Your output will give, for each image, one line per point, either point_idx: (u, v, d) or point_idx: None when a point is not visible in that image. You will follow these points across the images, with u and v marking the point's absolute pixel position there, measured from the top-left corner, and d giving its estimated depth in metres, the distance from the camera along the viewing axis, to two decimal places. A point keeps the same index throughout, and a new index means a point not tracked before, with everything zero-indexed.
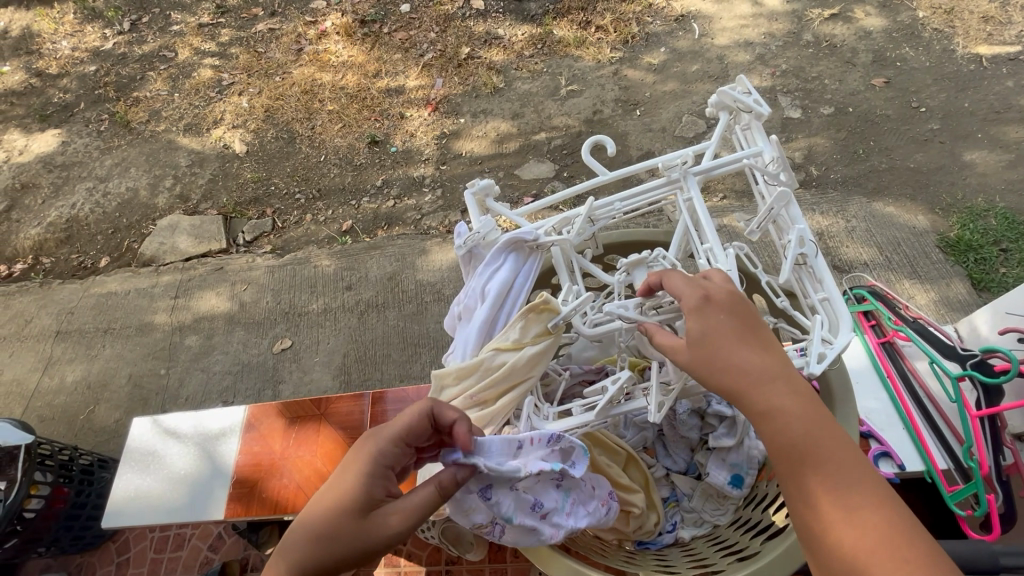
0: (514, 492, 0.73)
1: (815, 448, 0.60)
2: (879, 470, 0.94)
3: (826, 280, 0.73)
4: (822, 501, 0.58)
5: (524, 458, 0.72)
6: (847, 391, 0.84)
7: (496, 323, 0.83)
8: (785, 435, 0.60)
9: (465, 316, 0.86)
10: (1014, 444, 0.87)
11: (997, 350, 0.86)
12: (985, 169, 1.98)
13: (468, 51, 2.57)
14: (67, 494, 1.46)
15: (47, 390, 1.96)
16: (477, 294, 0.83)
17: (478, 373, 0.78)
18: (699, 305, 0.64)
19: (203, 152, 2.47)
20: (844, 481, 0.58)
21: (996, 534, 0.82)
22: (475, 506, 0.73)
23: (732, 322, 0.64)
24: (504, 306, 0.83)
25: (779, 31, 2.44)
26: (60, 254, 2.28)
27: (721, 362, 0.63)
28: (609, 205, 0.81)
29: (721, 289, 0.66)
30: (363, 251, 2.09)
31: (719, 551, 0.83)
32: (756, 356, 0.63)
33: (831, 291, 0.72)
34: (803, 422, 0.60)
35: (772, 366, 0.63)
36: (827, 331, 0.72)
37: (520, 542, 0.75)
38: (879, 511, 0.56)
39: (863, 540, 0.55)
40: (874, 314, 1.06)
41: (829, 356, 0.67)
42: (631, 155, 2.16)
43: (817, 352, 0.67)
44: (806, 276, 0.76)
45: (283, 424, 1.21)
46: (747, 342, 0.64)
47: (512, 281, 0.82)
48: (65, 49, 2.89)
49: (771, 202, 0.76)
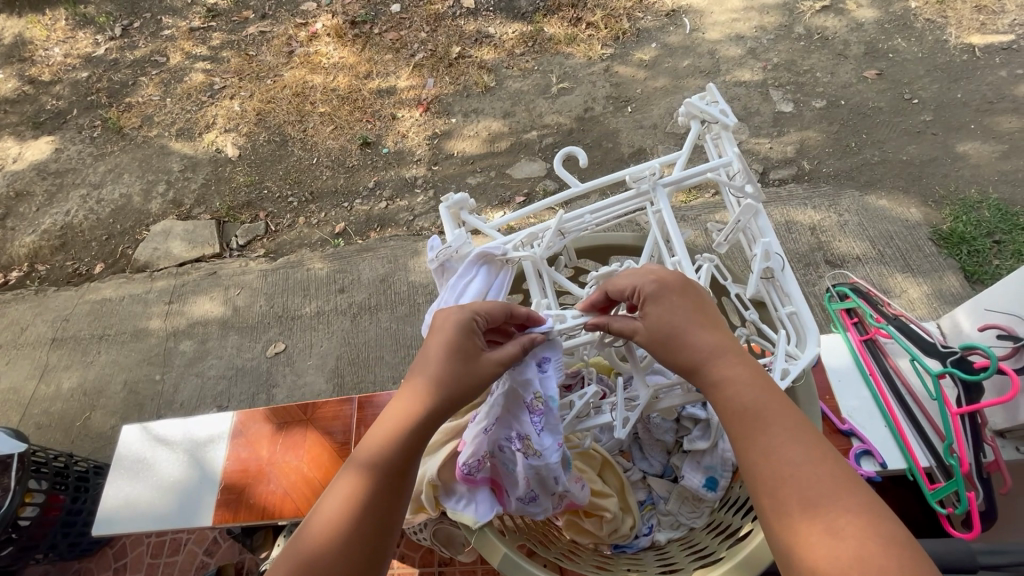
0: None
1: (765, 414, 0.61)
2: (860, 468, 0.95)
3: (794, 295, 0.73)
4: (770, 467, 0.58)
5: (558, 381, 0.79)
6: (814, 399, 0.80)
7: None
8: (734, 402, 0.62)
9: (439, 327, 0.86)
10: (995, 441, 0.88)
11: (976, 347, 0.86)
12: (979, 160, 1.97)
13: (459, 51, 2.56)
14: (63, 501, 1.46)
15: (43, 397, 1.97)
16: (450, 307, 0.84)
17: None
18: (654, 289, 0.67)
19: (196, 157, 2.47)
20: (792, 443, 0.59)
21: (977, 531, 0.82)
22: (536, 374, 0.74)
23: (684, 302, 0.67)
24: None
25: (771, 24, 2.42)
26: (55, 261, 2.29)
27: (675, 340, 0.65)
28: (578, 218, 0.81)
29: (672, 273, 0.69)
30: (355, 253, 2.09)
31: (690, 555, 0.83)
32: (709, 336, 0.65)
33: (800, 305, 0.72)
34: (752, 390, 0.62)
35: (725, 344, 0.65)
36: (794, 345, 0.73)
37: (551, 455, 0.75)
38: (823, 471, 0.57)
39: (807, 501, 0.56)
40: (856, 312, 1.06)
41: (793, 374, 0.69)
42: (622, 153, 2.16)
43: (780, 369, 0.69)
44: (773, 289, 0.76)
45: (271, 430, 1.22)
46: (699, 319, 0.66)
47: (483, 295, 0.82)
48: (57, 56, 2.89)
49: (739, 216, 0.76)
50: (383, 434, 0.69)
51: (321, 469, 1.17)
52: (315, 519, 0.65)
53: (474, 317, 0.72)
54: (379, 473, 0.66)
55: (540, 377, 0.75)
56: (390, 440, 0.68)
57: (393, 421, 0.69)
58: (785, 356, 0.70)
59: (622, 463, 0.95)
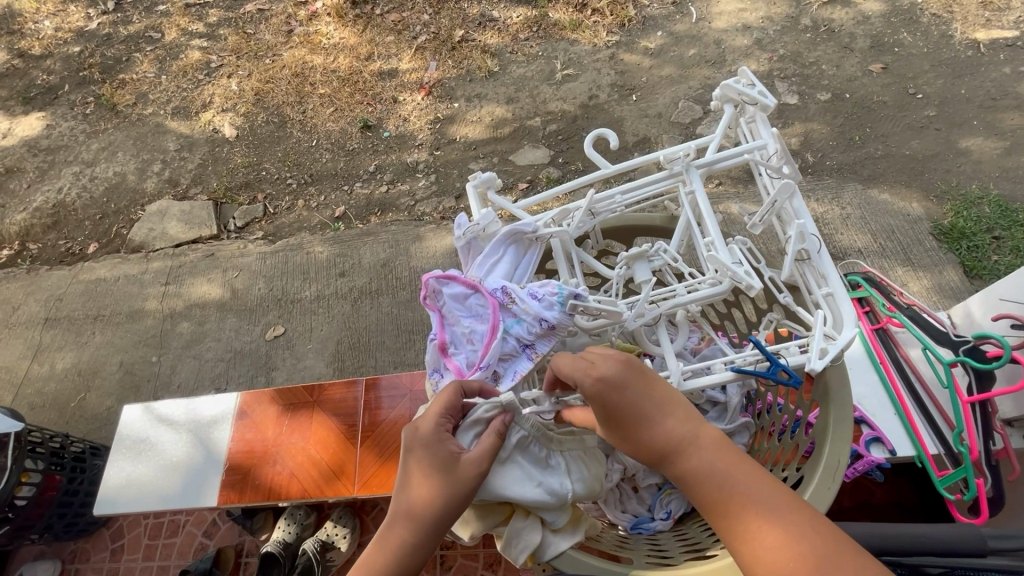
0: (528, 333, 0.77)
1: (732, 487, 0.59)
2: (870, 454, 0.98)
3: (829, 275, 0.74)
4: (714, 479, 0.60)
5: (540, 322, 0.76)
6: (845, 379, 0.76)
7: (448, 350, 0.82)
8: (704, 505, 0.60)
9: (468, 254, 0.87)
10: (1005, 429, 0.91)
11: (989, 336, 0.90)
12: (981, 156, 1.98)
13: (462, 34, 2.52)
14: (59, 482, 1.43)
15: (37, 377, 1.94)
16: (455, 289, 0.81)
17: (451, 283, 0.82)
18: (597, 388, 0.64)
19: (192, 137, 2.42)
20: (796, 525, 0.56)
21: (984, 516, 0.86)
22: (533, 305, 0.76)
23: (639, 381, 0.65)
24: (463, 318, 0.81)
25: (778, 15, 2.40)
26: (47, 240, 2.24)
27: (630, 432, 0.64)
28: (609, 198, 0.81)
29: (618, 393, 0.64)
30: (356, 238, 2.07)
31: (711, 534, 0.82)
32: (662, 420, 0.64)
33: (836, 287, 0.73)
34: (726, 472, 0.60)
35: (680, 427, 0.63)
36: (830, 326, 0.72)
37: (470, 356, 0.80)
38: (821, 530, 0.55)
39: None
40: (868, 301, 1.10)
41: (831, 352, 0.68)
42: (627, 142, 2.14)
43: (818, 348, 0.68)
44: (808, 271, 0.77)
45: (276, 412, 1.21)
46: (656, 406, 0.64)
47: (493, 300, 0.78)
48: (48, 30, 2.81)
49: (775, 195, 0.76)
50: (407, 537, 0.67)
51: (327, 451, 1.17)
52: (402, 550, 0.67)
53: (467, 297, 0.81)
54: (428, 524, 0.67)
55: (538, 317, 0.76)
56: (426, 511, 0.67)
57: (422, 496, 0.68)
58: (821, 335, 0.70)
59: None
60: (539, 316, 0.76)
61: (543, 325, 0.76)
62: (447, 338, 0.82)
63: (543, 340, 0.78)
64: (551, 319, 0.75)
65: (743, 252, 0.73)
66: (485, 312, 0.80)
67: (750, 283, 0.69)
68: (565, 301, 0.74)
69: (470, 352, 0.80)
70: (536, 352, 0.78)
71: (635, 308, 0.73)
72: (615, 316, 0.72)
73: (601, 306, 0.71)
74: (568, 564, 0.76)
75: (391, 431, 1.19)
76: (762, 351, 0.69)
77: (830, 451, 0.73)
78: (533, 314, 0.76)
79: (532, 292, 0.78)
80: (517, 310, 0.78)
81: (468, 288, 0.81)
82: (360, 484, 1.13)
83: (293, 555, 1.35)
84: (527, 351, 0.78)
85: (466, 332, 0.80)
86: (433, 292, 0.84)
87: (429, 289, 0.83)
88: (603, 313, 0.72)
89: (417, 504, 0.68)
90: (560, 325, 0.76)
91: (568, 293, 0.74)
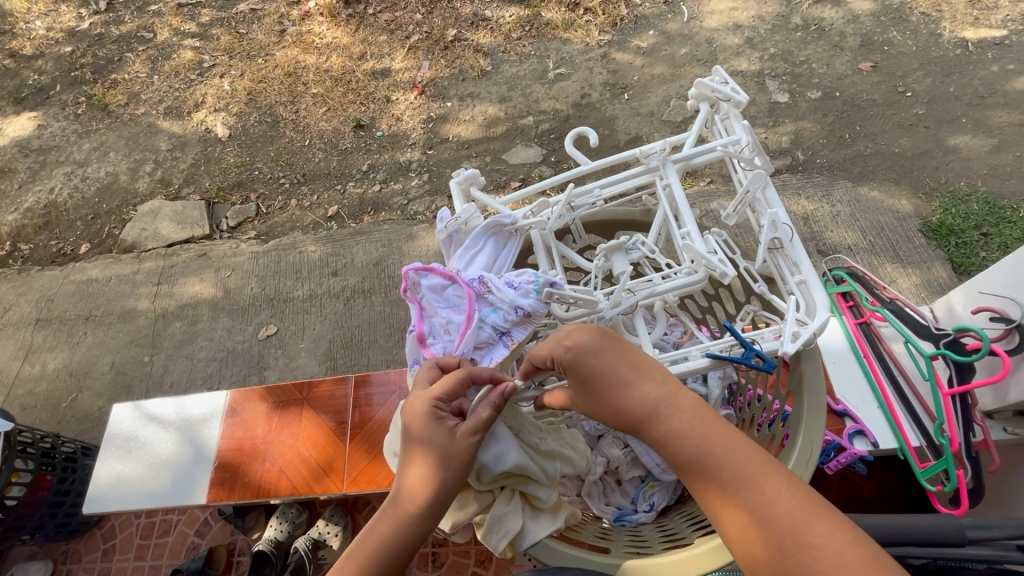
0: (504, 320, 0.78)
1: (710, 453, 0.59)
2: (853, 447, 1.00)
3: (802, 264, 0.74)
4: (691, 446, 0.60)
5: (516, 309, 0.77)
6: (819, 370, 0.77)
7: (426, 341, 0.83)
8: (677, 472, 0.61)
9: (447, 245, 0.87)
10: (985, 421, 0.92)
11: (968, 329, 0.91)
12: (970, 154, 1.99)
13: (455, 33, 2.53)
14: (49, 481, 1.43)
15: (28, 378, 1.93)
16: (433, 280, 0.81)
17: (429, 273, 0.82)
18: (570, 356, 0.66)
19: (185, 136, 2.42)
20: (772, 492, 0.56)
21: (964, 507, 0.87)
22: (509, 294, 0.76)
23: (613, 349, 0.67)
24: (440, 309, 0.81)
25: (769, 14, 2.42)
26: (38, 240, 2.23)
27: (607, 399, 0.65)
28: (588, 192, 0.82)
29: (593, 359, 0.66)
30: (349, 237, 2.07)
31: (693, 527, 0.82)
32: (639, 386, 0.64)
33: (808, 274, 0.73)
34: (706, 439, 0.60)
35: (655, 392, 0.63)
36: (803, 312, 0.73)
37: (447, 345, 0.81)
38: (799, 495, 0.55)
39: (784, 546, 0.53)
40: (852, 296, 1.11)
41: (803, 336, 0.69)
42: (619, 140, 2.15)
43: (790, 332, 0.69)
44: (782, 260, 0.77)
45: (266, 409, 1.21)
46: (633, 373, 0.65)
47: (469, 291, 0.79)
48: (39, 30, 2.80)
49: (747, 185, 0.76)
50: (405, 518, 0.67)
51: (316, 448, 1.17)
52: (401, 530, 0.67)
53: (445, 288, 0.81)
54: (425, 503, 0.68)
55: (514, 304, 0.77)
56: (424, 492, 0.68)
57: (418, 478, 0.68)
58: (793, 321, 0.71)
59: (623, 439, 0.95)
60: (515, 304, 0.76)
61: (520, 313, 0.77)
62: (425, 329, 0.83)
63: (520, 328, 0.79)
64: (527, 307, 0.76)
65: (717, 242, 0.74)
66: (462, 303, 0.80)
67: (723, 271, 0.70)
68: (542, 289, 0.75)
69: (447, 341, 0.81)
70: (512, 339, 0.79)
71: (611, 297, 0.75)
72: (591, 305, 0.74)
73: (575, 296, 0.72)
74: (548, 553, 0.75)
75: (381, 427, 1.20)
76: (735, 337, 0.70)
77: (804, 442, 0.74)
78: (509, 302, 0.77)
79: (509, 281, 0.78)
80: (494, 299, 0.78)
81: (446, 279, 0.81)
82: (349, 480, 1.13)
83: (284, 553, 1.35)
84: (504, 339, 0.79)
85: (443, 323, 0.81)
86: (413, 285, 0.83)
87: (409, 280, 0.83)
88: (580, 302, 0.74)
89: (414, 486, 0.68)
90: (537, 313, 0.76)
91: (545, 281, 0.75)
